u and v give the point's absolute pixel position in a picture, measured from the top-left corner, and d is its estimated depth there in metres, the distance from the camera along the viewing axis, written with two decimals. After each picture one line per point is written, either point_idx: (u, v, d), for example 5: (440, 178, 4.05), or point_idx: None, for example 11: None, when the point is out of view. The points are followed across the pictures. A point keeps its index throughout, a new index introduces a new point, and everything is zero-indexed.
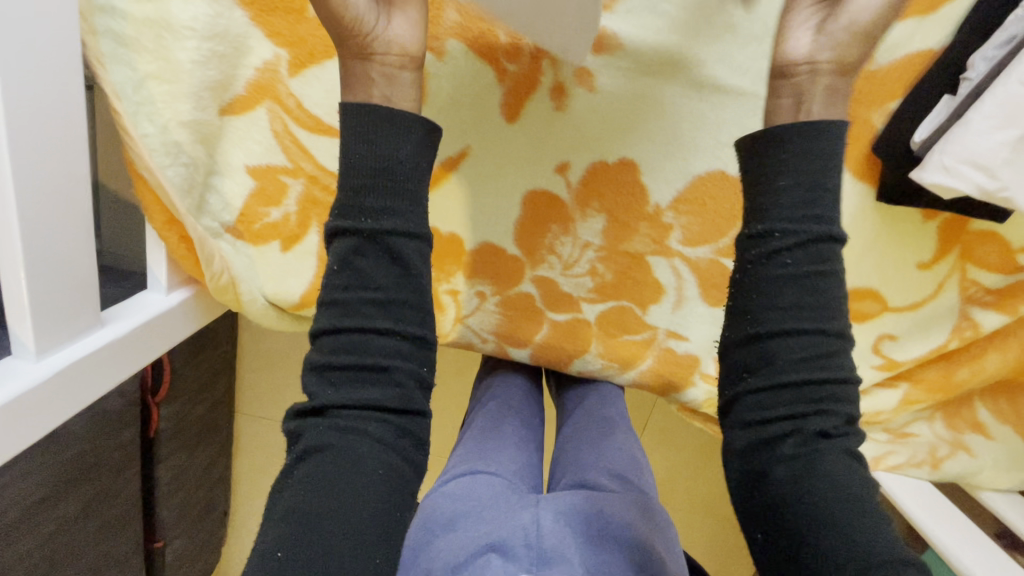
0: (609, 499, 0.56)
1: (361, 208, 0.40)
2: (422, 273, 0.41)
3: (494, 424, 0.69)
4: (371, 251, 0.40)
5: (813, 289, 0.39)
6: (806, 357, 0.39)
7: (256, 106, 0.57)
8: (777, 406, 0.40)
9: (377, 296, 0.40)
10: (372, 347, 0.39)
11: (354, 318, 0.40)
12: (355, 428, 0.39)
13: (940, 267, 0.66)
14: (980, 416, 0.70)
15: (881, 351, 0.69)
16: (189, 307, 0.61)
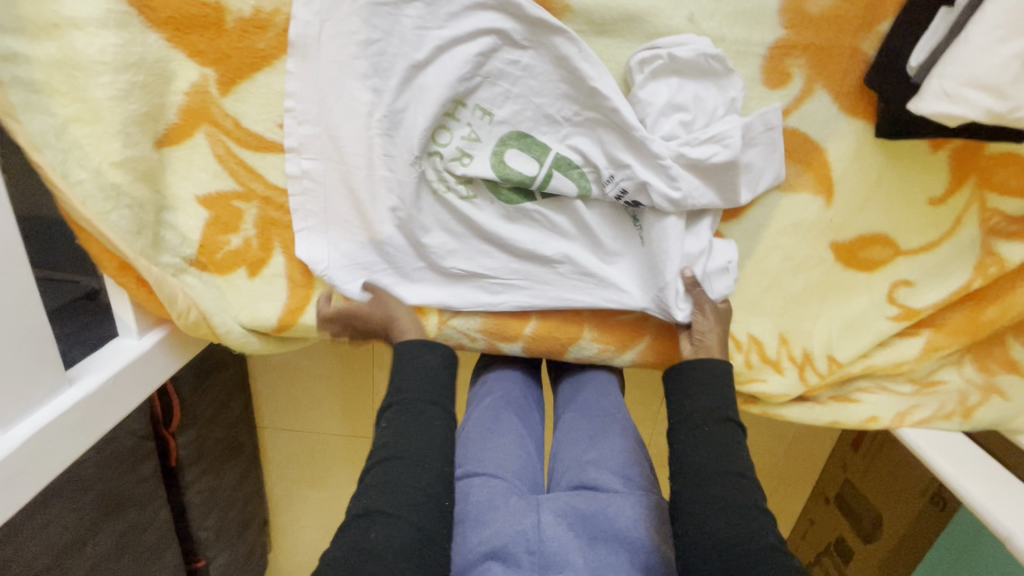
0: (608, 500, 0.56)
1: (409, 408, 0.51)
2: (433, 422, 0.51)
3: (492, 420, 0.67)
4: (414, 421, 0.50)
5: (728, 430, 0.50)
6: (719, 453, 0.49)
7: (194, 133, 0.54)
8: (701, 501, 0.46)
9: (420, 440, 0.49)
10: (415, 473, 0.47)
11: (404, 441, 0.49)
12: (396, 502, 0.45)
13: (955, 201, 0.60)
14: (1014, 354, 0.65)
15: (896, 300, 0.63)
16: (165, 347, 0.60)
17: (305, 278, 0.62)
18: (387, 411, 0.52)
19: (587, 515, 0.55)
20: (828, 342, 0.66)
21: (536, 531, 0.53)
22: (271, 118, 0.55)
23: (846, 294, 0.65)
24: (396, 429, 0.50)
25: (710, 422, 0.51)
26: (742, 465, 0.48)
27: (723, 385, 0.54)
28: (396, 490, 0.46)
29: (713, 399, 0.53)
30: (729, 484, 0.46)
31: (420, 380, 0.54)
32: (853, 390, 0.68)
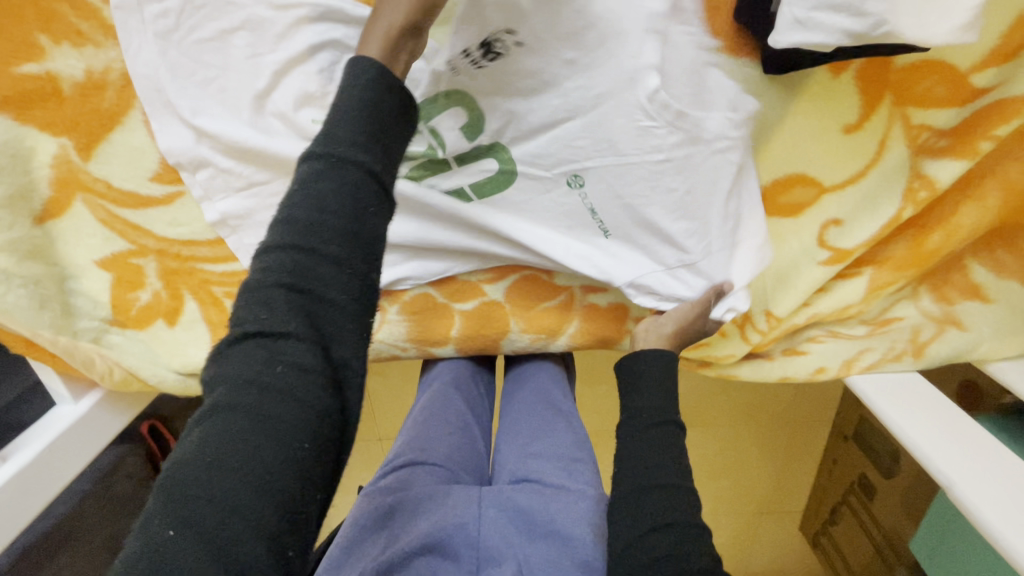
0: (551, 496, 0.54)
1: (313, 244, 0.34)
2: (361, 197, 0.35)
3: (437, 406, 0.65)
4: (315, 268, 0.33)
5: (671, 435, 0.49)
6: (664, 461, 0.47)
7: (72, 202, 0.55)
8: (637, 510, 0.45)
9: (333, 260, 0.34)
10: (281, 348, 0.33)
11: (284, 306, 0.33)
12: (263, 410, 0.32)
13: (873, 125, 0.54)
14: (975, 277, 0.59)
15: (827, 243, 0.58)
16: (106, 406, 0.62)
17: (223, 319, 0.63)
18: (277, 230, 0.34)
19: (528, 512, 0.53)
20: (764, 296, 0.62)
21: (476, 525, 0.52)
22: (139, 174, 0.55)
23: (775, 243, 0.60)
24: (291, 231, 0.34)
25: (649, 426, 0.50)
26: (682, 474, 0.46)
27: (668, 381, 0.53)
28: (256, 391, 0.32)
29: (661, 397, 0.51)
30: (671, 494, 0.45)
31: (334, 204, 0.34)
32: (802, 340, 0.63)
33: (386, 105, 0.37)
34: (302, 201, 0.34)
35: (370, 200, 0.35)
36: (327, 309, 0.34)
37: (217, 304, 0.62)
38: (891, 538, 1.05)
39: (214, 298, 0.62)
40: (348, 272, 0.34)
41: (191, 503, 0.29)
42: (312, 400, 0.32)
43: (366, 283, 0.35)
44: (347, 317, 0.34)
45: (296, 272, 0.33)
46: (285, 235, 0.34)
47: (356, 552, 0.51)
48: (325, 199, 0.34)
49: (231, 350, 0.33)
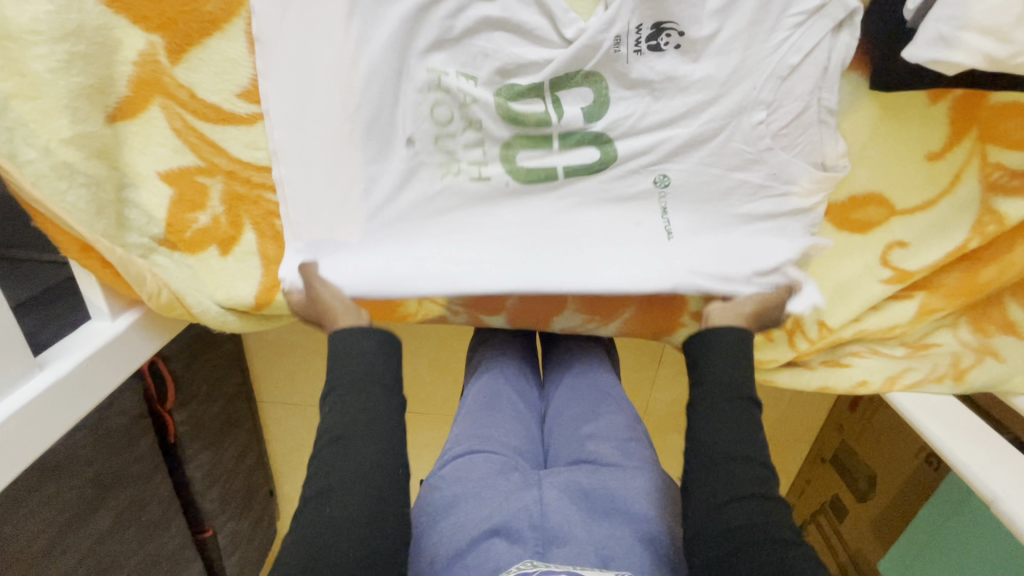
0: (608, 475, 0.61)
1: (346, 432, 0.49)
2: (373, 369, 0.54)
3: (492, 401, 0.73)
4: (358, 366, 0.54)
5: (743, 411, 0.53)
6: (740, 436, 0.51)
7: (149, 105, 0.52)
8: (714, 473, 0.48)
9: (372, 375, 0.53)
10: (354, 438, 0.49)
11: (349, 431, 0.49)
12: (333, 479, 0.47)
13: (954, 156, 0.57)
14: (1013, 315, 0.62)
15: (889, 262, 0.61)
16: (141, 329, 0.59)
17: (279, 255, 0.60)
18: (334, 392, 0.53)
19: (589, 490, 0.59)
20: (818, 307, 0.64)
21: (539, 505, 0.57)
22: (228, 88, 0.52)
23: (837, 257, 0.63)
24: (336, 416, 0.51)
25: (726, 400, 0.53)
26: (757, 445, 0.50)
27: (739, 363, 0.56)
28: (339, 479, 0.47)
29: (731, 381, 0.55)
30: (745, 463, 0.49)
31: (357, 410, 0.50)
32: (844, 354, 0.66)
33: (348, 347, 0.55)
34: (346, 343, 0.55)
35: (376, 342, 0.56)
36: (386, 407, 0.52)
37: (276, 240, 0.60)
38: (855, 559, 1.07)
39: (276, 232, 0.60)
40: (386, 386, 0.53)
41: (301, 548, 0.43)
42: (379, 467, 0.48)
43: (387, 445, 0.49)
44: (385, 400, 0.52)
45: (356, 377, 0.53)
46: (337, 370, 0.54)
47: (426, 539, 0.57)
48: (360, 350, 0.55)
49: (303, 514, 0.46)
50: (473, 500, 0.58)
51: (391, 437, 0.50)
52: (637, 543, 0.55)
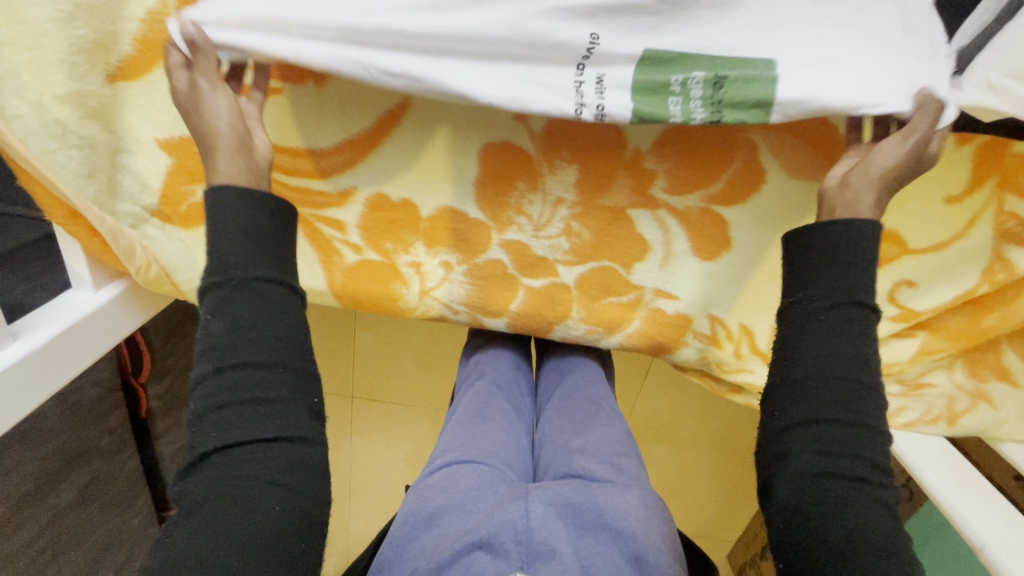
0: (597, 490, 0.60)
1: (274, 415, 0.40)
2: (281, 311, 0.42)
3: (483, 409, 0.73)
4: (236, 295, 0.41)
5: (838, 405, 0.41)
6: (834, 337, 0.42)
7: (155, 67, 0.48)
8: (805, 442, 0.41)
9: (270, 351, 0.40)
10: (255, 441, 0.39)
11: (236, 427, 0.39)
12: (229, 502, 0.37)
13: (973, 200, 0.56)
14: (1007, 362, 0.63)
15: (896, 300, 0.61)
16: (125, 303, 0.56)
17: None
18: (210, 292, 0.41)
19: (577, 502, 0.58)
20: None
21: (524, 519, 0.56)
22: None
23: None
24: (225, 399, 0.40)
25: (805, 382, 0.42)
26: (862, 368, 0.42)
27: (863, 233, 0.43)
28: (237, 500, 0.37)
29: (830, 280, 0.43)
30: (834, 409, 0.41)
31: (261, 398, 0.40)
32: None
33: (249, 213, 0.42)
34: (223, 308, 0.40)
35: (259, 204, 0.42)
36: (287, 398, 0.41)
37: None
38: None
39: None
40: (268, 284, 0.42)
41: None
42: (294, 486, 0.39)
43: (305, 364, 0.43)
44: (290, 392, 0.41)
45: (234, 355, 0.40)
46: (212, 347, 0.40)
47: (410, 551, 0.56)
48: (243, 211, 0.42)
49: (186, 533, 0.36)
50: (461, 512, 0.58)
51: (303, 428, 0.41)
52: (625, 564, 0.54)
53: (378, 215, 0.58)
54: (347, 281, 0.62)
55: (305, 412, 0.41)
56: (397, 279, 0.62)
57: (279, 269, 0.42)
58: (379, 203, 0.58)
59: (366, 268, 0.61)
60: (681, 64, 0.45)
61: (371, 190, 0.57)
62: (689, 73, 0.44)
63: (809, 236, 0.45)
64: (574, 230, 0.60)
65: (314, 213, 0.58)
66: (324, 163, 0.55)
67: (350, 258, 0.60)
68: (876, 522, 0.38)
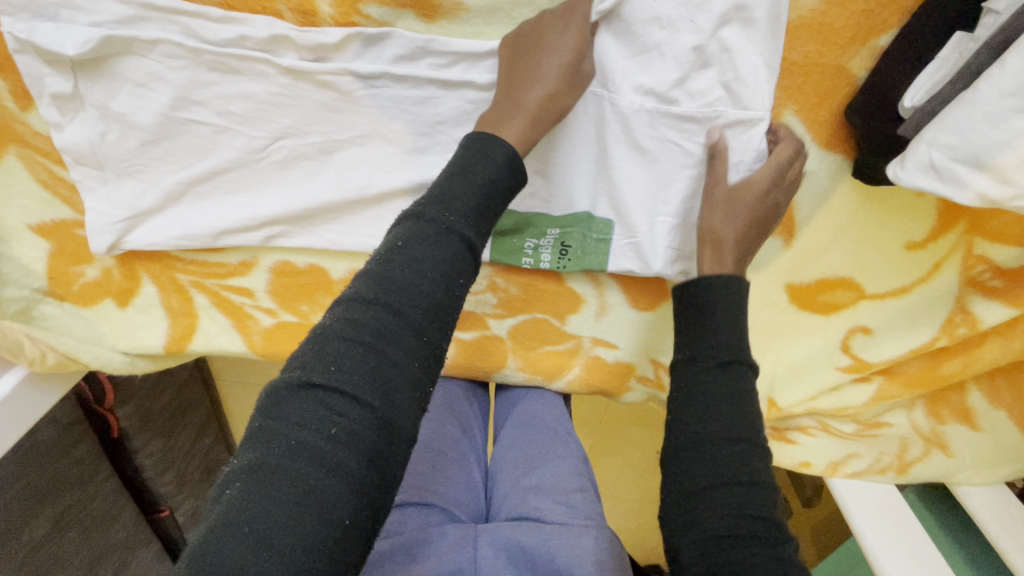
0: (551, 533, 0.57)
1: (373, 357, 0.35)
2: (457, 267, 0.39)
3: (434, 437, 0.69)
4: (434, 234, 0.38)
5: (747, 452, 0.39)
6: (726, 405, 0.40)
7: (4, 154, 0.44)
8: (721, 492, 0.37)
9: (395, 307, 0.36)
10: (338, 386, 0.34)
11: (333, 365, 0.34)
12: (299, 463, 0.32)
13: (937, 246, 0.51)
14: (970, 401, 0.60)
15: (850, 349, 0.57)
16: (36, 382, 0.53)
17: (185, 307, 0.55)
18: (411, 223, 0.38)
19: (529, 550, 0.56)
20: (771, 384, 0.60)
21: (472, 564, 0.55)
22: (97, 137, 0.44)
23: (797, 336, 0.58)
24: (355, 329, 0.35)
25: (726, 436, 0.39)
26: (749, 425, 0.40)
27: (739, 303, 0.44)
28: (311, 456, 0.32)
29: (727, 337, 0.43)
30: (734, 465, 0.38)
31: (400, 343, 0.36)
32: (793, 427, 0.63)
33: (486, 168, 0.40)
34: (417, 263, 0.37)
35: (502, 176, 0.41)
36: (393, 380, 0.35)
37: (180, 293, 0.54)
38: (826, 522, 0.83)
39: (179, 286, 0.54)
40: (456, 237, 0.39)
41: (229, 532, 0.30)
42: (364, 464, 0.33)
43: (437, 352, 0.38)
44: (420, 367, 0.36)
45: (370, 329, 0.35)
46: (381, 279, 0.37)
47: None
48: (485, 166, 0.40)
49: (242, 482, 0.32)
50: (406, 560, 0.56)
51: (408, 392, 0.36)
52: None
53: (287, 282, 0.54)
54: (267, 342, 0.57)
55: (414, 392, 0.36)
56: None
57: (479, 230, 0.40)
58: (285, 270, 0.54)
59: (284, 331, 0.56)
60: (533, 231, 0.51)
61: (274, 258, 0.53)
62: (540, 240, 0.52)
63: (701, 294, 0.45)
64: (502, 281, 0.56)
65: (217, 282, 0.54)
66: None
67: (265, 321, 0.56)
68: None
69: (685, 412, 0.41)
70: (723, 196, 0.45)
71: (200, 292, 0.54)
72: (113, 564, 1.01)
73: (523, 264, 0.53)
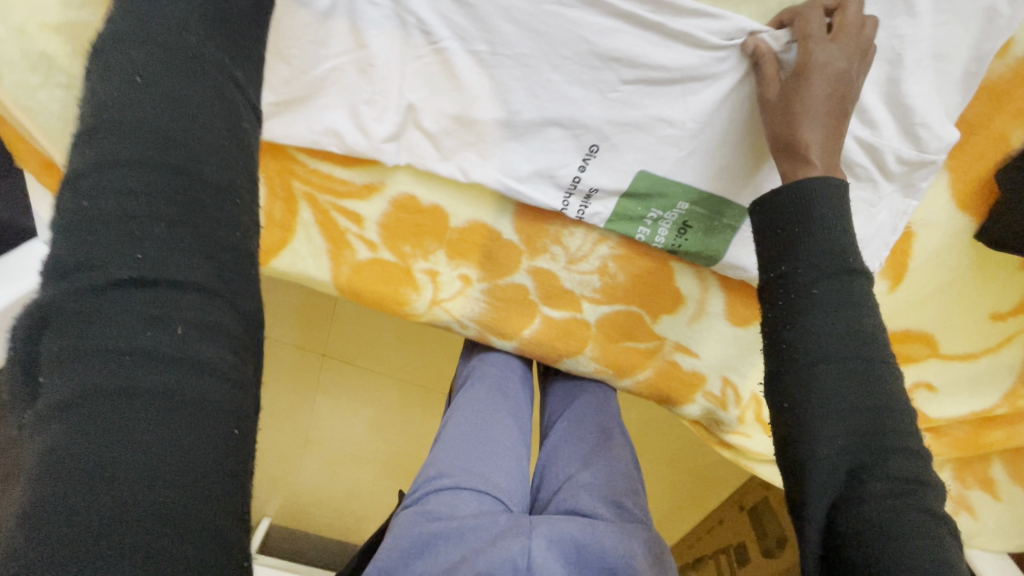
0: (604, 529, 0.55)
1: (207, 233, 0.27)
2: (196, 100, 0.28)
3: (488, 425, 0.67)
4: (201, 89, 0.28)
5: (873, 376, 0.34)
6: (847, 315, 0.34)
7: None
8: (853, 427, 0.33)
9: (143, 157, 0.26)
10: (171, 264, 0.26)
11: (136, 249, 0.26)
12: (181, 386, 0.26)
13: (1016, 320, 0.55)
14: (993, 474, 0.64)
15: (913, 402, 0.60)
16: None
17: (286, 220, 0.52)
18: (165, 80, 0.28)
19: (584, 543, 0.53)
20: None
21: (525, 557, 0.51)
22: None
23: None
24: (136, 199, 0.26)
25: (855, 361, 0.34)
26: (871, 339, 0.35)
27: (837, 193, 0.36)
28: (110, 379, 0.25)
29: (833, 235, 0.35)
30: (853, 391, 0.34)
31: (136, 190, 0.26)
32: None
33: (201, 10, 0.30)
34: (138, 100, 0.27)
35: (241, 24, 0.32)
36: (225, 283, 0.28)
37: (288, 202, 0.51)
38: None
39: (290, 195, 0.50)
40: (211, 78, 0.29)
41: (82, 484, 0.23)
42: (205, 375, 0.26)
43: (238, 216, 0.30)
44: (236, 236, 0.29)
45: (162, 193, 0.26)
46: (124, 128, 0.26)
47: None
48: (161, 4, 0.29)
49: (57, 423, 0.24)
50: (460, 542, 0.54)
51: (233, 268, 0.29)
52: None
53: (403, 217, 0.52)
54: (353, 277, 0.56)
55: (239, 255, 0.29)
56: (409, 284, 0.56)
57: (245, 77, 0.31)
58: (406, 204, 0.51)
59: (378, 267, 0.55)
60: (659, 201, 0.49)
61: (400, 188, 0.50)
62: (664, 212, 0.50)
63: (794, 195, 0.36)
64: (618, 267, 0.55)
65: (330, 200, 0.51)
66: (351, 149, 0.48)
67: (363, 254, 0.54)
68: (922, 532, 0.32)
69: (800, 316, 0.35)
70: (782, 98, 0.38)
71: (309, 207, 0.51)
72: None
73: (638, 234, 0.51)
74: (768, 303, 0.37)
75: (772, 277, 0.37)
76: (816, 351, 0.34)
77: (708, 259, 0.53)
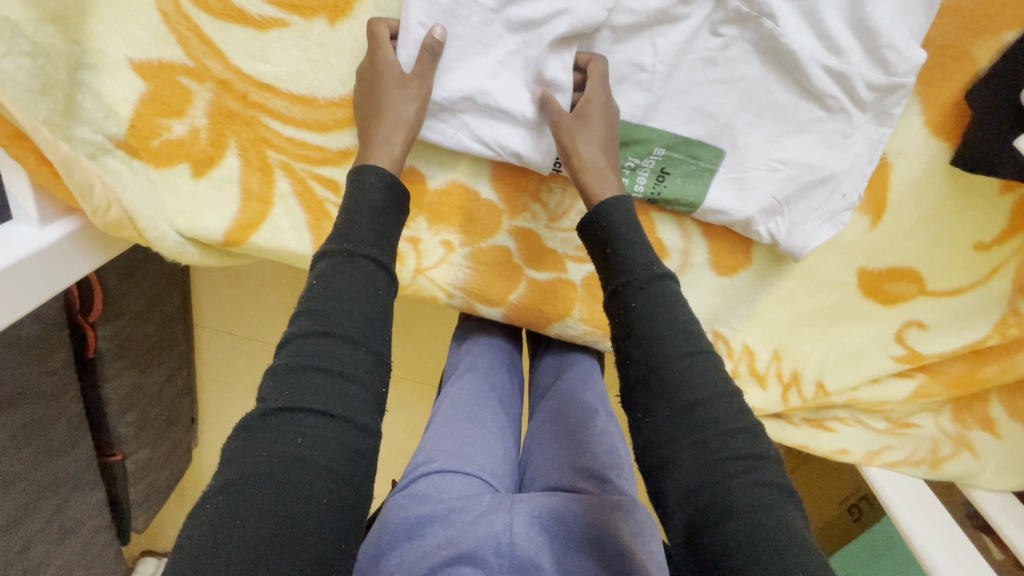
0: (585, 501, 0.52)
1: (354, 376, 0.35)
2: (381, 290, 0.39)
3: (475, 407, 0.65)
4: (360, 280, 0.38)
5: (702, 366, 0.38)
6: (671, 318, 0.39)
7: None
8: (689, 418, 0.36)
9: (304, 402, 0.34)
10: (309, 419, 0.33)
11: (310, 390, 0.34)
12: (295, 477, 0.31)
13: (1001, 249, 0.55)
14: (992, 412, 0.63)
15: (904, 341, 0.60)
16: (76, 242, 0.48)
17: (264, 191, 0.51)
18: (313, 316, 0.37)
19: (566, 517, 0.51)
20: (821, 368, 0.62)
21: (508, 534, 0.48)
22: None
23: (854, 324, 0.60)
24: (285, 428, 0.33)
25: (682, 354, 0.38)
26: (697, 336, 0.39)
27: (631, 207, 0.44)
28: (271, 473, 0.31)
29: (644, 252, 0.42)
30: (688, 385, 0.37)
31: (329, 344, 0.36)
32: (829, 418, 0.65)
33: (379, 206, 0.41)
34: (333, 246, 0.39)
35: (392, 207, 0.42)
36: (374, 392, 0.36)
37: (264, 173, 0.50)
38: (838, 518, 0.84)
39: (265, 164, 0.50)
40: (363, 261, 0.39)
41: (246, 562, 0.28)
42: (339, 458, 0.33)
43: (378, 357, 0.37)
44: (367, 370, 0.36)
45: (314, 388, 0.34)
46: (287, 376, 0.35)
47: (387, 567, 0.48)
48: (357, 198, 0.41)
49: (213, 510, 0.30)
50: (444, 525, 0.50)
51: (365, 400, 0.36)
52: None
53: None
54: None
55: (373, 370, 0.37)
56: None
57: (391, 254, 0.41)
58: None
59: None
60: (636, 149, 0.50)
61: None
62: (642, 160, 0.50)
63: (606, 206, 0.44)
64: None
65: (306, 168, 0.51)
66: (325, 114, 0.49)
67: None
68: (767, 508, 0.32)
69: (632, 322, 0.40)
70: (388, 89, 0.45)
71: (285, 176, 0.51)
72: (54, 502, 0.87)
73: None
74: (611, 319, 0.42)
75: (610, 294, 0.43)
76: (650, 348, 0.38)
77: (687, 207, 0.51)
